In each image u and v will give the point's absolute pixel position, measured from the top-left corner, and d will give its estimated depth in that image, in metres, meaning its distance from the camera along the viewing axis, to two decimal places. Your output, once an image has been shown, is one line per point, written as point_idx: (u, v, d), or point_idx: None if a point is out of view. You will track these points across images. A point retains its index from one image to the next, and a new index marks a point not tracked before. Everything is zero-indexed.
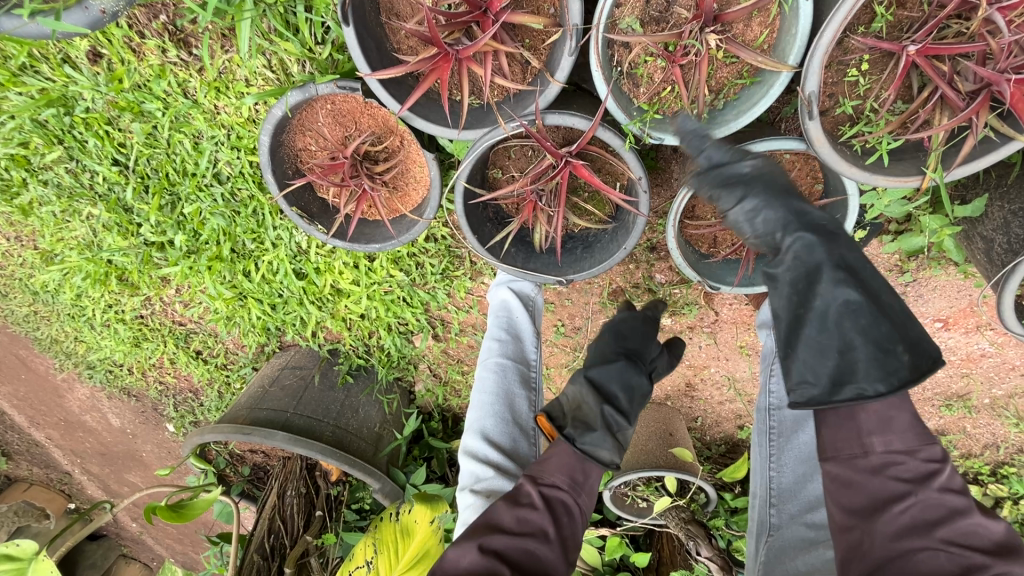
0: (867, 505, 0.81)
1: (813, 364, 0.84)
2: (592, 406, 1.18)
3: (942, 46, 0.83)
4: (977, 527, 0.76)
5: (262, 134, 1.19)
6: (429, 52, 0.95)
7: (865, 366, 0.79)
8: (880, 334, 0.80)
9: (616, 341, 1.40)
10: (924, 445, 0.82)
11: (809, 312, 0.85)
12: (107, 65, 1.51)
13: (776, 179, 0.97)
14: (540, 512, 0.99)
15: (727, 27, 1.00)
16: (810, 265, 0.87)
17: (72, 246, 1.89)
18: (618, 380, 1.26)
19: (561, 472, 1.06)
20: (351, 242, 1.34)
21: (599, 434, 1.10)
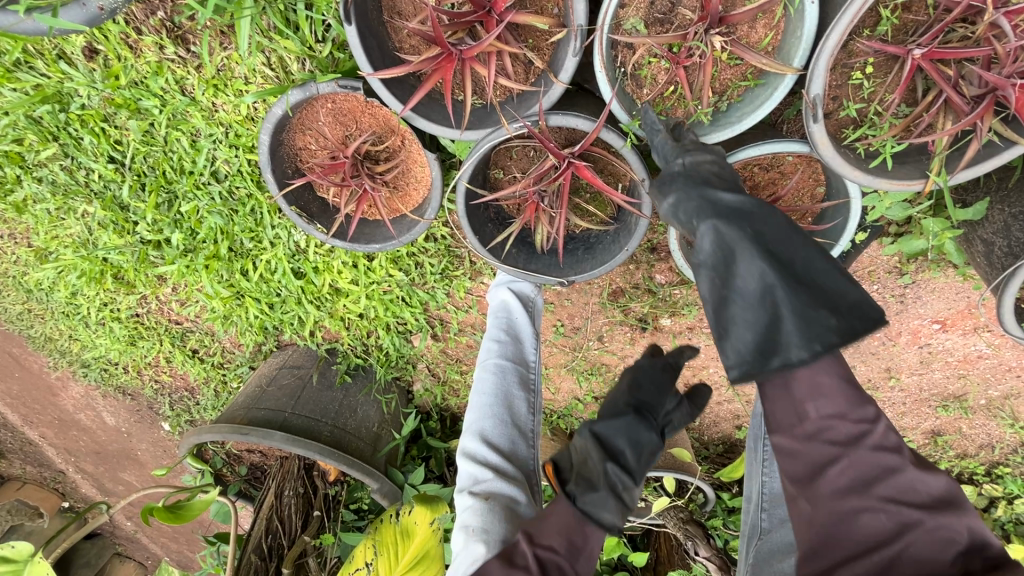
0: (808, 472, 0.81)
1: (740, 345, 0.84)
2: (596, 464, 1.17)
3: (947, 51, 0.83)
4: (914, 482, 0.78)
5: (262, 133, 1.18)
6: (432, 52, 0.94)
7: (794, 343, 0.80)
8: (806, 303, 0.80)
9: (628, 393, 1.38)
10: (855, 406, 0.82)
11: (735, 293, 0.85)
12: (104, 62, 1.49)
13: (698, 171, 0.97)
14: None
15: (732, 29, 1.00)
16: (729, 248, 0.86)
17: (67, 244, 1.87)
18: (625, 437, 1.24)
19: (558, 534, 1.05)
20: (351, 242, 1.33)
21: (601, 495, 1.09)
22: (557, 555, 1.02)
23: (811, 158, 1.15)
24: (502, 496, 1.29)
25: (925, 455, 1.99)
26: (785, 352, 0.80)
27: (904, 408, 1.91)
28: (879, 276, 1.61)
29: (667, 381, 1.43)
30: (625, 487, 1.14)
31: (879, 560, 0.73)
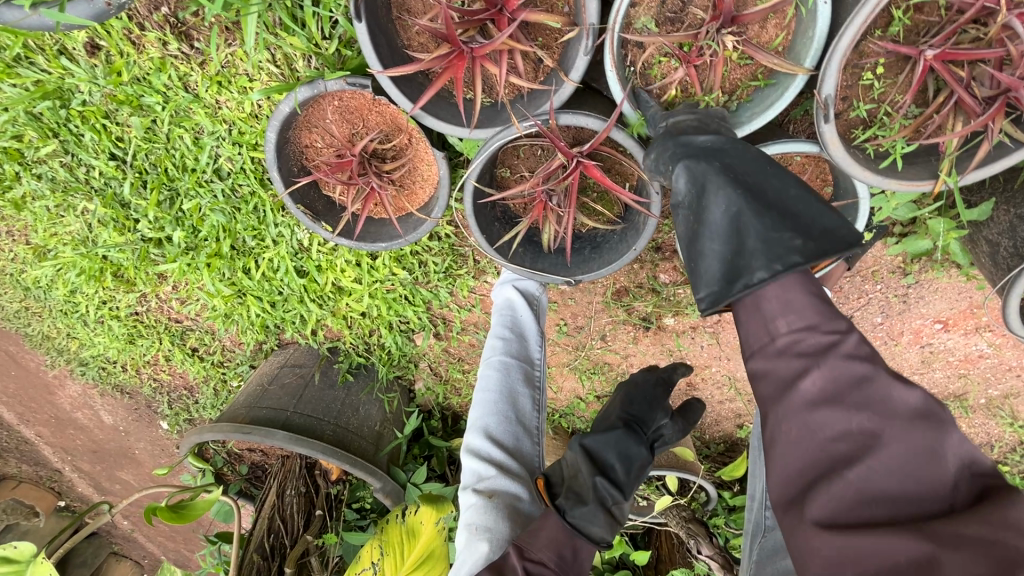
0: (779, 390, 0.77)
1: (709, 277, 0.86)
2: (585, 477, 1.19)
3: (960, 52, 0.83)
4: (888, 392, 0.72)
5: (269, 130, 1.17)
6: (443, 50, 0.93)
7: (758, 264, 0.81)
8: (771, 226, 0.82)
9: (620, 408, 1.42)
10: (828, 320, 0.78)
11: (705, 227, 0.88)
12: (106, 58, 1.48)
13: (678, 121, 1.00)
14: None
15: (743, 28, 0.99)
16: (699, 184, 0.89)
17: (66, 241, 1.85)
18: (614, 451, 1.27)
19: (548, 547, 1.07)
20: (357, 241, 1.32)
21: (591, 509, 1.12)
22: (546, 569, 1.04)
23: (819, 158, 1.15)
24: (506, 493, 1.30)
25: None
26: (751, 276, 0.81)
27: None
28: (883, 276, 1.62)
29: (659, 399, 1.46)
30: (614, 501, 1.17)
31: (853, 482, 0.69)
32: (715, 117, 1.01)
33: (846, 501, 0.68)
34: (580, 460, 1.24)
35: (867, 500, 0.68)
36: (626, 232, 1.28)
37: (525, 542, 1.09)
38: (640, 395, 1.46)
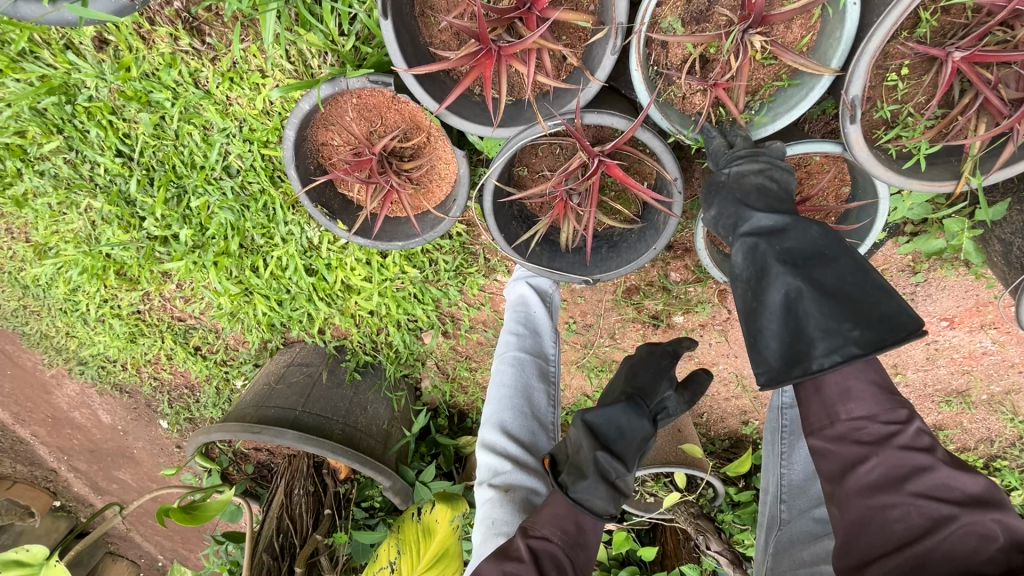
0: (839, 471, 0.89)
1: (768, 356, 0.91)
2: (586, 453, 1.14)
3: (989, 54, 0.84)
4: (946, 479, 0.81)
5: (287, 128, 1.16)
6: (471, 48, 0.93)
7: (819, 350, 0.85)
8: (832, 314, 0.85)
9: (625, 383, 1.38)
10: (886, 409, 0.89)
11: (765, 306, 0.91)
12: (114, 53, 1.45)
13: (742, 179, 1.01)
14: (527, 564, 0.99)
15: (770, 29, 1.00)
16: (759, 262, 0.93)
17: (68, 239, 1.82)
18: (613, 425, 1.22)
19: (552, 524, 1.07)
20: (374, 241, 1.31)
21: (591, 483, 1.09)
22: (551, 544, 1.04)
23: (838, 158, 1.16)
24: (523, 488, 1.30)
25: None
26: (810, 361, 0.85)
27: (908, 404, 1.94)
28: (892, 274, 1.64)
29: (664, 372, 1.41)
30: (617, 475, 1.13)
31: (912, 555, 0.77)
32: (779, 160, 1.03)
33: None
34: (580, 434, 1.19)
35: None
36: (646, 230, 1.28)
37: (529, 522, 1.10)
38: (647, 372, 1.41)
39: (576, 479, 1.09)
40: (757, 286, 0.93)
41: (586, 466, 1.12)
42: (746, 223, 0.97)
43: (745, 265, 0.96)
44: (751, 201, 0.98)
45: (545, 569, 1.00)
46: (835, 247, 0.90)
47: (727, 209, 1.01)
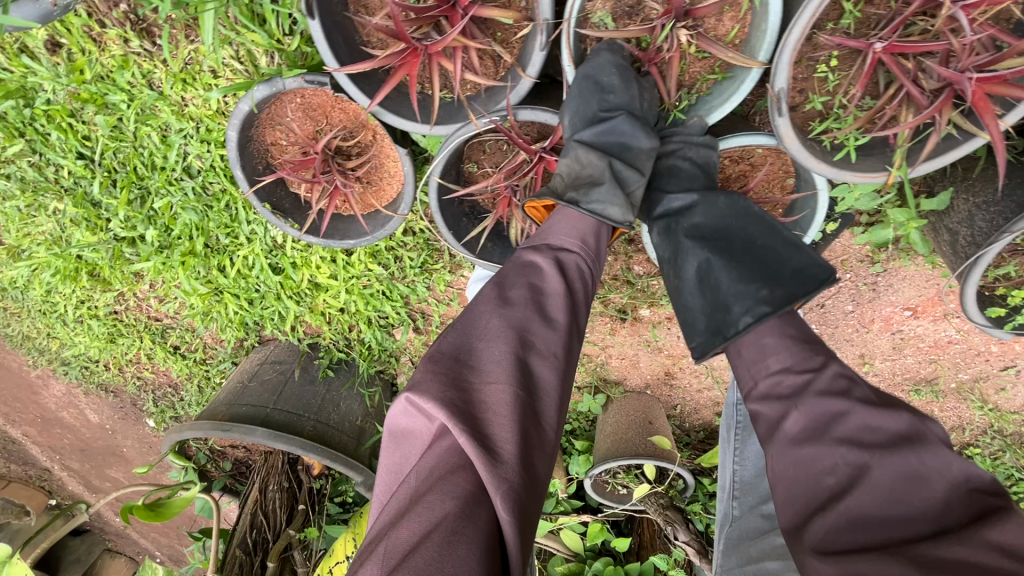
0: (768, 430, 0.83)
1: (696, 327, 0.98)
2: (599, 163, 0.99)
3: (908, 44, 0.84)
4: (866, 422, 0.74)
5: (229, 130, 1.16)
6: (397, 47, 0.93)
7: (736, 313, 0.92)
8: (742, 277, 0.94)
9: (624, 84, 1.00)
10: (802, 359, 0.84)
11: (684, 280, 1.02)
12: (67, 56, 1.45)
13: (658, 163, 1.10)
14: (552, 280, 0.88)
15: (699, 22, 1.00)
16: (674, 242, 1.04)
17: (40, 242, 1.84)
18: (620, 134, 1.01)
19: (570, 235, 0.96)
20: (325, 239, 1.32)
21: (607, 191, 0.97)
22: (574, 254, 0.94)
23: (779, 151, 1.16)
24: None
25: None
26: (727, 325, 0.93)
27: None
28: (852, 265, 1.64)
29: (630, 67, 1.01)
30: (633, 184, 1.00)
31: (845, 513, 0.69)
32: (696, 138, 1.08)
33: (845, 537, 0.68)
34: (582, 152, 0.99)
35: (862, 530, 0.68)
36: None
37: (543, 233, 0.97)
38: (613, 78, 0.99)
39: (591, 190, 0.96)
40: (680, 263, 1.02)
41: (598, 177, 0.98)
42: (660, 206, 1.08)
43: (667, 247, 1.06)
44: (663, 185, 1.09)
45: (570, 280, 0.90)
46: (743, 219, 1.02)
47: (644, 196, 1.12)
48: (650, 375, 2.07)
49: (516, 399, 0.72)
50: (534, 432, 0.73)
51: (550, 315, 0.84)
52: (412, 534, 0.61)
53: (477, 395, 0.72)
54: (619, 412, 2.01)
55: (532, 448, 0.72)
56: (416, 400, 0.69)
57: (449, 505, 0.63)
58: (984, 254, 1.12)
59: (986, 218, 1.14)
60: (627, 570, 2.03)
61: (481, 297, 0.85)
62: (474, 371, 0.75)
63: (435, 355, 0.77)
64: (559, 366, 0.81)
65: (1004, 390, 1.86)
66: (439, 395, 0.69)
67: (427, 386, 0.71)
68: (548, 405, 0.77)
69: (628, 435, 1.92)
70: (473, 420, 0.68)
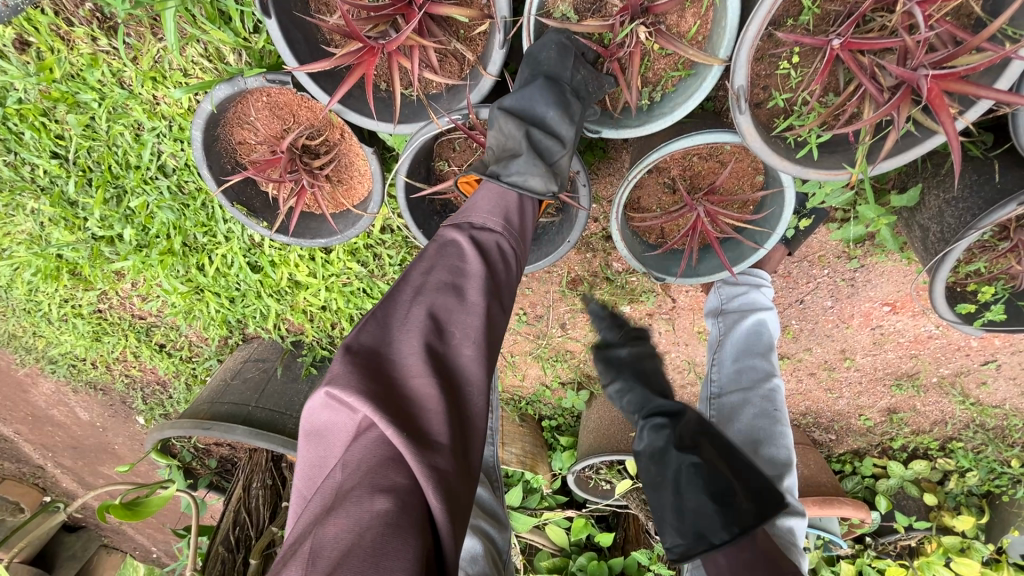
0: None
1: (672, 525, 0.99)
2: (517, 134, 0.95)
3: (864, 41, 0.84)
4: None
5: (195, 130, 1.16)
6: (353, 46, 0.92)
7: (714, 531, 0.92)
8: (716, 485, 0.96)
9: (558, 58, 0.98)
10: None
11: (669, 482, 1.02)
12: (37, 54, 1.44)
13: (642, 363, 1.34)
14: (473, 262, 0.83)
15: (661, 18, 1.00)
16: (657, 440, 1.08)
17: (19, 241, 1.82)
18: (542, 103, 0.96)
19: (495, 215, 0.90)
20: (295, 237, 1.32)
21: (524, 159, 0.92)
22: (497, 235, 0.89)
23: (747, 148, 1.16)
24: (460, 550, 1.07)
25: (881, 432, 2.04)
26: (706, 534, 0.93)
27: (860, 388, 1.94)
28: (829, 260, 1.64)
29: (568, 40, 0.99)
30: (555, 153, 0.96)
31: None
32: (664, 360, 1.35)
33: None
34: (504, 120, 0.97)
35: None
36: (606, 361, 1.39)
37: (462, 212, 0.91)
38: (548, 49, 0.99)
39: (508, 161, 0.92)
40: (665, 463, 1.04)
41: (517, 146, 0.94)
42: (649, 408, 1.17)
43: (650, 440, 1.10)
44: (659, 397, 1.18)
45: (492, 261, 0.85)
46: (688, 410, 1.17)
47: (630, 392, 1.26)
48: None
49: (443, 393, 0.69)
50: (463, 425, 0.71)
51: (475, 297, 0.80)
52: (340, 531, 0.57)
53: (402, 389, 0.68)
54: (602, 407, 2.01)
55: (463, 442, 0.69)
56: (336, 393, 0.64)
57: (380, 503, 0.58)
58: (952, 251, 1.11)
59: (955, 214, 1.14)
60: (610, 566, 2.06)
61: (400, 287, 0.80)
62: (396, 362, 0.71)
63: (354, 344, 0.71)
64: (485, 353, 0.78)
65: (985, 384, 1.87)
66: (362, 388, 0.65)
67: (348, 378, 0.66)
68: (476, 393, 0.74)
69: (610, 430, 1.91)
70: (399, 415, 0.64)
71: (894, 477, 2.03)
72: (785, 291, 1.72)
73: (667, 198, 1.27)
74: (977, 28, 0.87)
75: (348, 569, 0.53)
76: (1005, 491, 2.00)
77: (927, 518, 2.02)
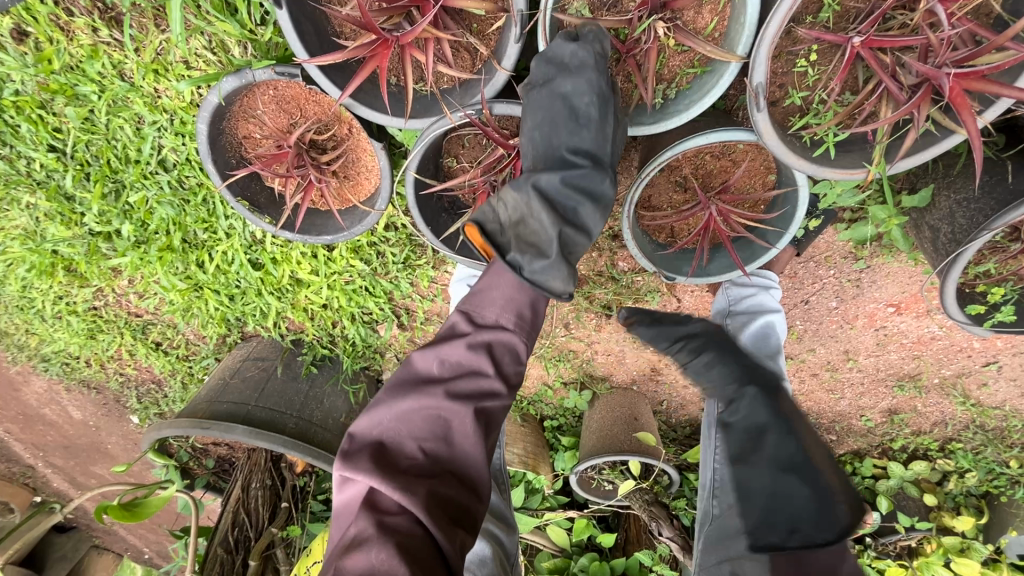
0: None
1: (756, 509, 0.93)
2: (547, 225, 0.91)
3: (885, 39, 0.83)
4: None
5: (200, 122, 1.14)
6: (367, 38, 0.91)
7: (806, 530, 0.86)
8: (811, 483, 0.90)
9: (595, 115, 0.97)
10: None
11: (760, 460, 0.99)
12: (35, 45, 1.41)
13: (722, 340, 1.29)
14: (475, 353, 0.89)
15: (678, 14, 0.99)
16: (755, 413, 1.07)
17: (13, 236, 1.78)
18: (574, 189, 0.95)
19: (503, 307, 0.93)
20: (300, 234, 1.30)
21: (552, 262, 0.89)
22: (504, 330, 0.92)
23: (760, 147, 1.15)
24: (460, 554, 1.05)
25: (882, 433, 2.05)
26: (803, 530, 0.87)
27: (862, 388, 1.94)
28: (835, 261, 1.64)
29: (611, 100, 0.98)
30: (577, 249, 0.95)
31: None
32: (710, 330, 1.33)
33: None
34: (535, 205, 0.92)
35: None
36: (679, 326, 1.35)
37: (473, 301, 0.95)
38: (590, 106, 0.97)
39: (534, 259, 0.88)
40: (760, 432, 1.03)
41: (545, 241, 0.90)
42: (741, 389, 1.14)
43: (747, 414, 1.09)
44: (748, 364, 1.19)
45: (496, 355, 0.91)
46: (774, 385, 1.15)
47: (725, 365, 1.22)
48: (636, 370, 2.06)
49: (442, 465, 0.81)
50: (463, 481, 0.81)
51: (474, 382, 0.88)
52: (360, 562, 0.69)
53: (405, 464, 0.79)
54: (603, 407, 2.00)
55: (464, 496, 0.80)
56: (348, 468, 0.77)
57: (384, 552, 0.69)
58: (964, 252, 1.11)
59: (967, 215, 1.14)
60: (612, 567, 2.05)
61: (404, 369, 0.89)
62: (400, 439, 0.82)
63: (365, 419, 0.84)
64: (484, 428, 0.85)
65: (986, 385, 1.88)
66: (370, 463, 0.78)
67: (355, 458, 0.78)
68: (478, 459, 0.83)
69: (613, 430, 1.90)
70: (402, 482, 0.75)
71: (894, 477, 2.04)
72: (790, 292, 1.72)
73: (678, 196, 1.26)
74: (997, 27, 0.86)
75: None
76: (1004, 492, 2.00)
77: (927, 518, 2.02)
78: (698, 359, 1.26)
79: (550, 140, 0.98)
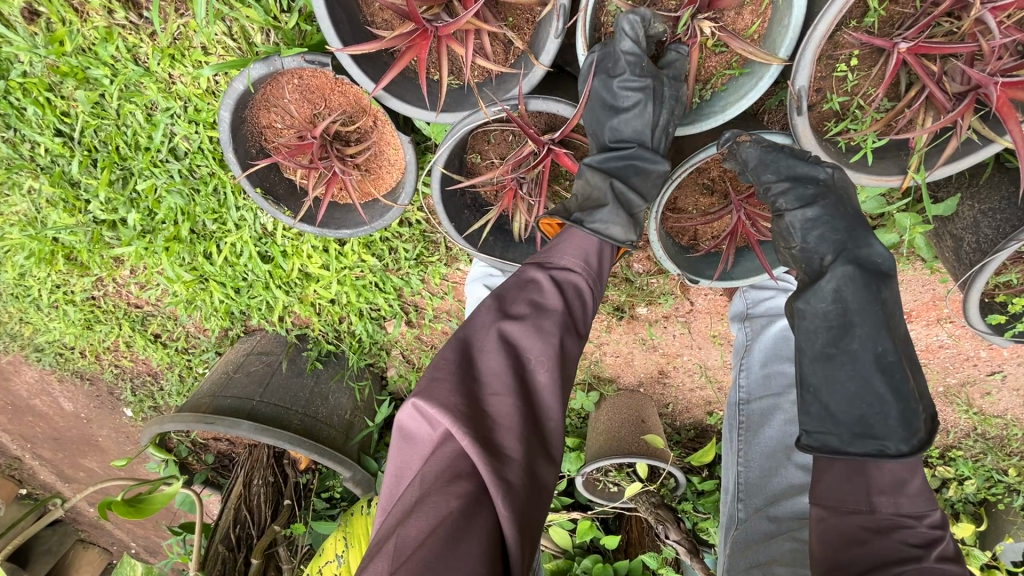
0: (842, 499, 0.82)
1: (834, 416, 0.89)
2: (601, 185, 1.00)
3: (933, 45, 0.83)
4: (901, 515, 0.77)
5: (222, 109, 1.12)
6: (406, 27, 0.90)
7: (887, 440, 0.83)
8: (898, 388, 0.86)
9: (631, 104, 0.99)
10: (927, 505, 0.78)
11: (849, 354, 0.90)
12: (46, 25, 1.37)
13: (848, 195, 0.99)
14: (551, 295, 0.88)
15: (720, 15, 0.98)
16: (845, 292, 0.93)
17: (12, 222, 1.72)
18: (625, 161, 1.01)
19: (574, 253, 0.95)
20: (319, 227, 1.27)
21: (611, 209, 0.97)
22: (575, 274, 0.93)
23: None
24: None
25: None
26: (876, 432, 0.85)
27: None
28: None
29: (650, 87, 0.98)
30: (637, 206, 1.01)
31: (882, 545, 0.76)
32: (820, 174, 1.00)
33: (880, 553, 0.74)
34: (588, 173, 1.01)
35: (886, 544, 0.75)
36: (802, 164, 1.01)
37: (543, 254, 0.97)
38: (630, 99, 0.99)
39: (595, 210, 0.96)
40: (851, 311, 0.92)
41: (603, 195, 0.99)
42: (841, 253, 0.96)
43: (837, 286, 0.94)
44: (865, 240, 0.96)
45: (568, 298, 0.89)
46: (866, 234, 0.97)
47: (832, 233, 0.97)
48: (643, 372, 2.04)
49: (520, 410, 0.75)
50: (535, 434, 0.77)
51: (551, 331, 0.84)
52: (419, 530, 0.63)
53: (483, 406, 0.74)
54: (611, 409, 1.98)
55: (536, 453, 0.75)
56: (424, 402, 0.72)
57: (456, 503, 0.65)
58: (990, 262, 1.11)
59: (992, 225, 1.14)
60: (615, 569, 2.03)
61: (480, 307, 0.86)
62: (479, 378, 0.77)
63: (445, 350, 0.80)
64: (560, 385, 0.81)
65: (989, 395, 1.89)
66: (446, 400, 0.72)
67: (435, 391, 0.73)
68: (553, 414, 0.79)
69: (620, 432, 1.88)
70: (478, 428, 0.70)
71: None
72: None
73: (705, 199, 1.26)
74: None
75: (425, 554, 0.60)
76: (1001, 500, 2.00)
77: None
78: (801, 215, 0.99)
79: (598, 134, 1.06)
